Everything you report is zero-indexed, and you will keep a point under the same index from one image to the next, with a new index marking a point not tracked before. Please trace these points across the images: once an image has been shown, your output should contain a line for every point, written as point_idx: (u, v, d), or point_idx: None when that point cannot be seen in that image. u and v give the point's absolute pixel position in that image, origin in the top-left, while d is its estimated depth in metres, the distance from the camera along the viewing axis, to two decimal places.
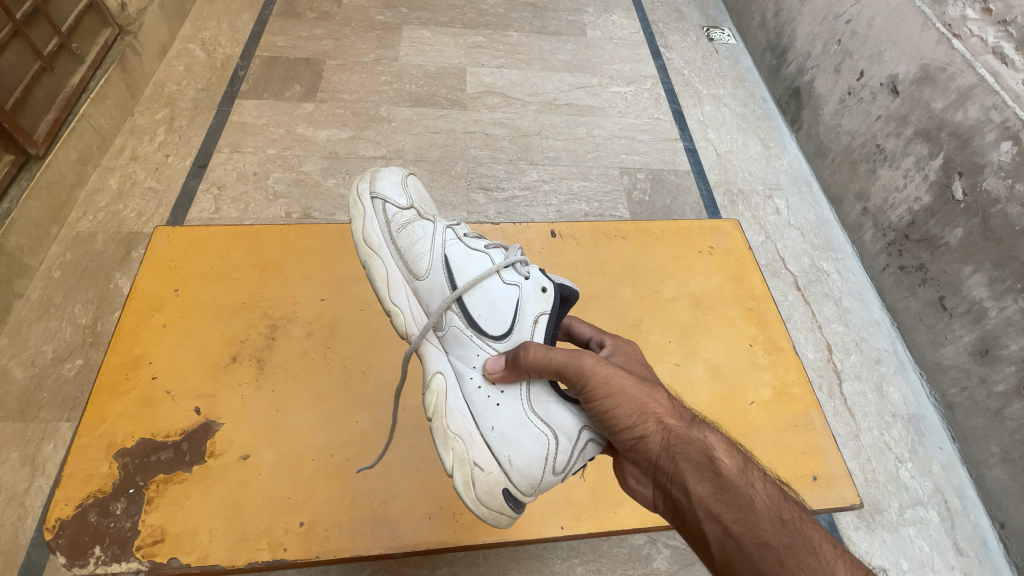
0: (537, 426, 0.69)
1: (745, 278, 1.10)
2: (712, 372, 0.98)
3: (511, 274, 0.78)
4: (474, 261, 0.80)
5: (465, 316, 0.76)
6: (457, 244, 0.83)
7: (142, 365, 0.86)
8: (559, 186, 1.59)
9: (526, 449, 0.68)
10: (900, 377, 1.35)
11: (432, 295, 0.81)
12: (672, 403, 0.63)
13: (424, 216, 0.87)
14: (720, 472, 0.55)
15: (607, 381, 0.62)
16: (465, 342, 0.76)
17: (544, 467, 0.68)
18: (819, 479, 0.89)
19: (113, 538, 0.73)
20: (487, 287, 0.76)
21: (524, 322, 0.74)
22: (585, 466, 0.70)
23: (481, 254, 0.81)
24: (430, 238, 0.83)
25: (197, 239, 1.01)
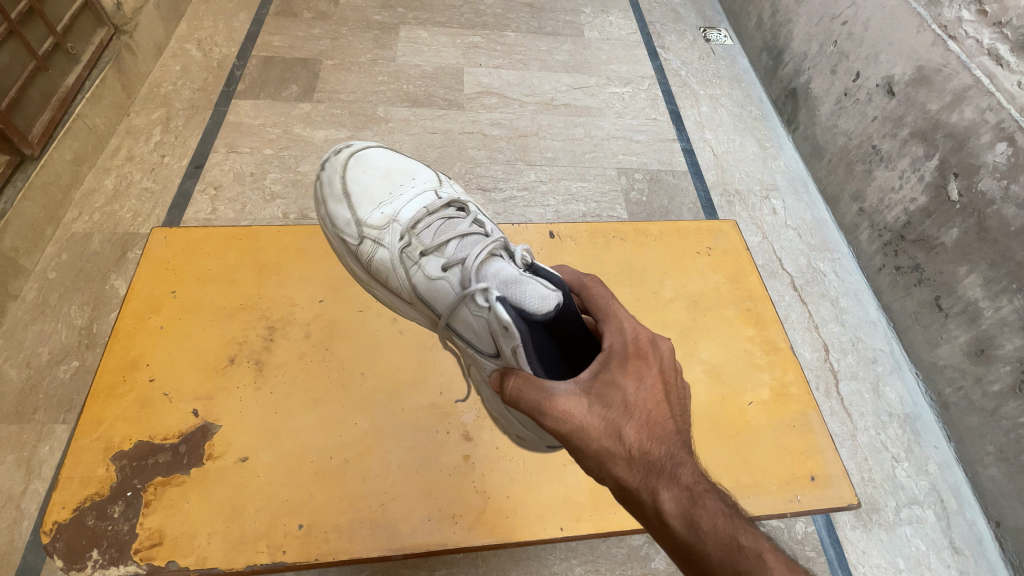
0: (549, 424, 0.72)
1: (742, 279, 1.10)
2: (710, 372, 0.98)
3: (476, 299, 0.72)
4: (440, 288, 0.78)
5: (461, 340, 0.79)
6: (421, 270, 0.81)
7: (139, 367, 0.86)
8: (556, 186, 1.60)
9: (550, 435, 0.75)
10: (896, 376, 1.36)
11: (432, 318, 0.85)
12: (631, 448, 0.58)
13: (378, 239, 0.84)
14: (674, 537, 0.53)
15: (563, 438, 0.61)
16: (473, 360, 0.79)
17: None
18: (816, 479, 0.89)
19: (111, 542, 0.72)
20: (460, 325, 0.75)
21: (505, 353, 0.69)
22: None
23: (441, 283, 0.78)
24: (395, 270, 0.83)
25: (194, 240, 1.00)
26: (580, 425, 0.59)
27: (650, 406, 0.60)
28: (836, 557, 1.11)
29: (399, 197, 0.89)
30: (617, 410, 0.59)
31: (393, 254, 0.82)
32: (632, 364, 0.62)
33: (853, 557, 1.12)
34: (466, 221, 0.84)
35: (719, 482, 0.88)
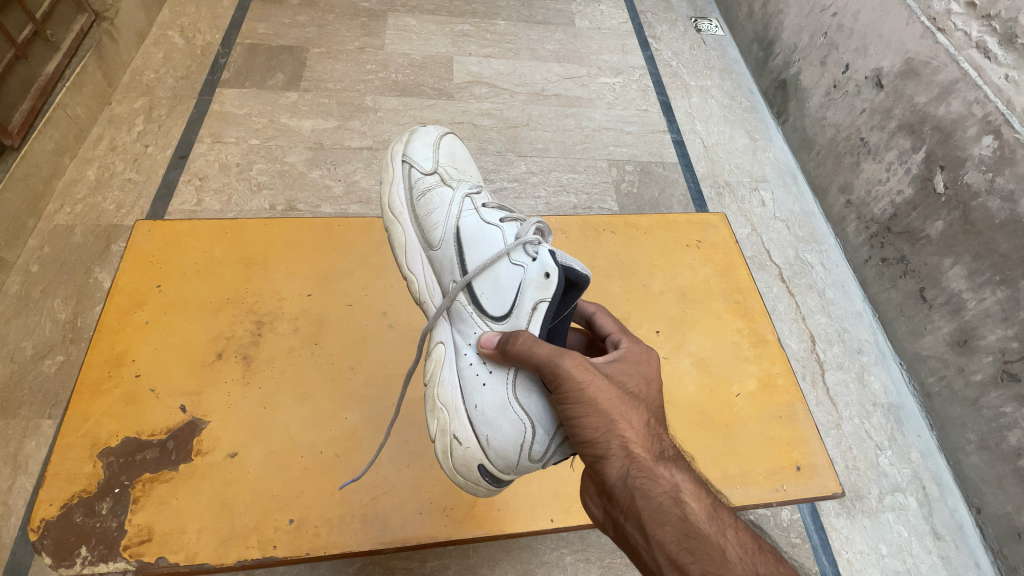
0: (514, 415, 0.68)
1: (731, 272, 1.11)
2: (699, 365, 0.99)
3: (519, 253, 0.74)
4: (484, 233, 0.81)
5: (470, 295, 0.77)
6: (472, 215, 0.83)
7: (125, 363, 0.84)
8: (548, 178, 1.59)
9: (502, 433, 0.69)
10: (881, 366, 1.39)
11: (444, 265, 0.83)
12: (650, 427, 0.59)
13: (447, 183, 0.89)
14: (686, 518, 0.53)
15: (583, 388, 0.59)
16: (465, 318, 0.77)
17: (519, 452, 0.68)
18: (802, 469, 0.90)
19: (99, 538, 0.71)
20: (492, 268, 0.75)
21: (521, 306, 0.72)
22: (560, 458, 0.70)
23: (490, 229, 0.81)
24: (445, 207, 0.85)
25: (179, 234, 0.98)
26: (601, 383, 0.59)
27: (658, 398, 0.64)
28: (820, 544, 1.14)
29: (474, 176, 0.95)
30: (634, 389, 0.62)
31: (455, 194, 0.86)
32: (645, 365, 0.66)
33: (837, 544, 1.14)
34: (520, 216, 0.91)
35: (707, 474, 0.88)
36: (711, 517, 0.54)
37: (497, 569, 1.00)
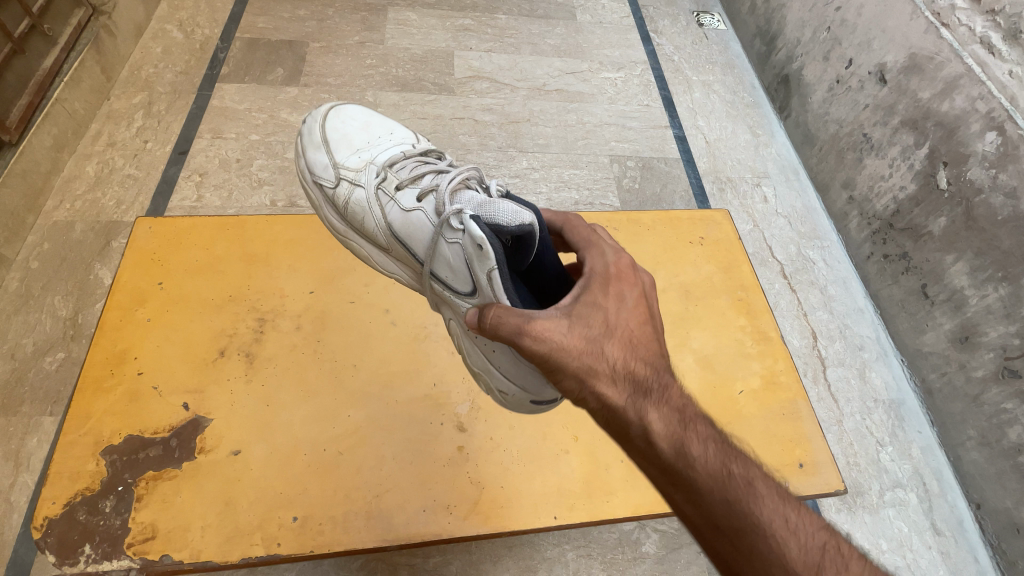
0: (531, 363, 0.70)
1: (734, 269, 1.10)
2: (702, 362, 0.98)
3: (451, 230, 0.73)
4: (418, 222, 0.79)
5: (441, 282, 0.78)
6: (395, 207, 0.81)
7: (128, 361, 0.84)
8: (549, 173, 1.59)
9: (531, 378, 0.72)
10: (882, 363, 1.39)
11: (409, 264, 0.84)
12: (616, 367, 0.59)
13: (356, 182, 0.84)
14: (660, 458, 0.54)
15: (546, 356, 0.61)
16: (449, 299, 0.79)
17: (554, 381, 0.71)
18: (804, 466, 0.90)
19: (103, 536, 0.71)
20: (444, 255, 0.75)
21: (481, 282, 0.70)
22: None
23: (417, 214, 0.79)
24: (372, 212, 0.82)
25: (180, 232, 0.97)
26: (558, 346, 0.60)
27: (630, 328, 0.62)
28: None
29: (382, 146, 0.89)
30: (598, 331, 0.61)
31: (369, 193, 0.82)
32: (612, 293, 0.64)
33: None
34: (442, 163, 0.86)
35: None
36: (683, 449, 0.53)
37: (499, 564, 1.01)
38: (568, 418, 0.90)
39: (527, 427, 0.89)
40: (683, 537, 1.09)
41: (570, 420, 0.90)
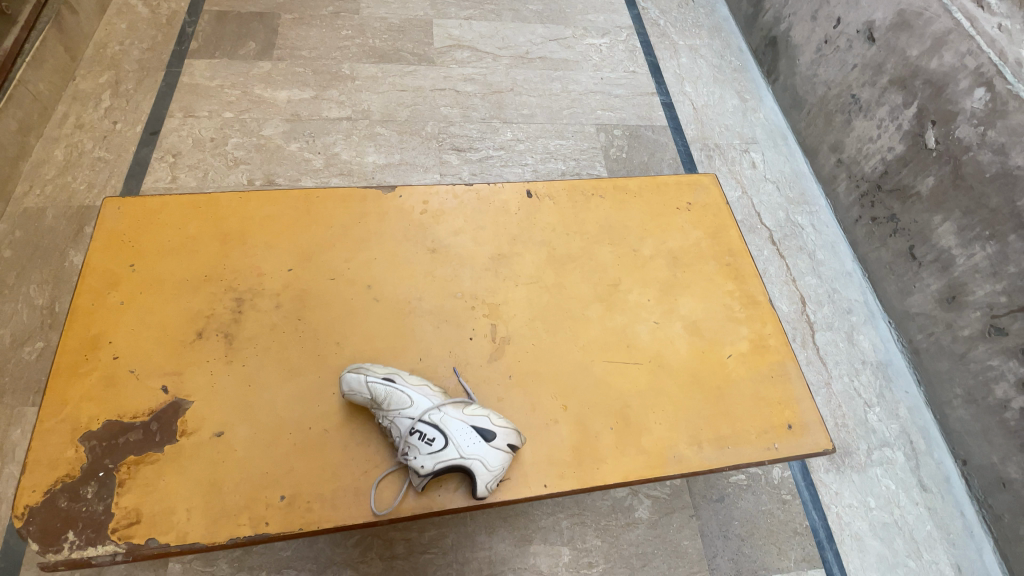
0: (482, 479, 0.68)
1: (723, 233, 0.95)
2: (690, 329, 0.85)
3: (418, 440, 0.68)
4: (421, 454, 0.68)
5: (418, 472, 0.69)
6: (415, 443, 0.68)
7: (102, 346, 0.73)
8: (534, 145, 1.55)
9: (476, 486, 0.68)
10: (870, 325, 1.40)
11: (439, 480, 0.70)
12: None
13: (390, 427, 0.69)
14: None
15: None
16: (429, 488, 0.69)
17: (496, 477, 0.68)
18: (794, 427, 0.78)
19: (86, 522, 0.63)
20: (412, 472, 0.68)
21: (437, 467, 0.68)
22: (512, 438, 0.70)
23: (421, 447, 0.68)
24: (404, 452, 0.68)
25: (151, 210, 0.84)
26: None
27: None
28: (810, 499, 1.17)
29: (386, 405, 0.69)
30: None
31: (399, 443, 0.69)
32: None
33: (826, 499, 1.17)
34: (401, 387, 0.71)
35: (698, 435, 0.77)
36: None
37: (494, 535, 1.05)
38: (556, 385, 0.78)
39: (516, 397, 0.76)
40: (674, 502, 1.12)
41: (559, 387, 0.78)
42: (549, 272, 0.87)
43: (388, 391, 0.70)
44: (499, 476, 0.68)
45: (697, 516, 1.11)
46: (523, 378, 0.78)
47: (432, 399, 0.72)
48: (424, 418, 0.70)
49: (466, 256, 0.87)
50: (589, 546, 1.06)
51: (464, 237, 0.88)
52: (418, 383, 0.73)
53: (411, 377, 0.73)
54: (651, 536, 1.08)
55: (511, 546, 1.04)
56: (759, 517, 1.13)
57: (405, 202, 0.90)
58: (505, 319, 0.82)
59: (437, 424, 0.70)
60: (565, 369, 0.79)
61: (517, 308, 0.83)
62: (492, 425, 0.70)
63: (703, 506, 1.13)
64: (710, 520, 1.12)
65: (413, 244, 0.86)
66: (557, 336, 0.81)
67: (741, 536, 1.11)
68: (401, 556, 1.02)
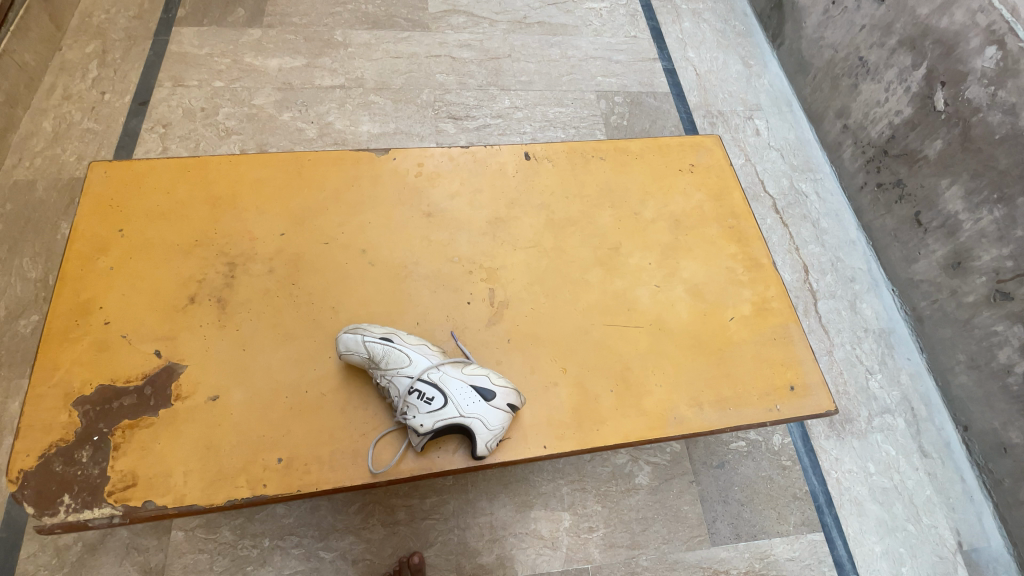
0: (482, 439, 0.67)
1: (726, 195, 0.92)
2: (692, 292, 0.83)
3: (417, 399, 0.67)
4: (420, 414, 0.67)
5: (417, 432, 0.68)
6: (414, 402, 0.67)
7: (93, 311, 0.71)
8: (533, 112, 1.52)
9: (475, 447, 0.67)
10: (873, 293, 1.38)
11: (438, 441, 0.69)
12: None
13: (390, 385, 0.68)
14: None
15: None
16: (428, 449, 0.68)
17: (496, 437, 0.67)
18: (796, 388, 0.77)
19: (82, 485, 0.62)
20: (410, 433, 0.67)
21: (436, 427, 0.67)
22: (513, 398, 0.69)
23: (420, 406, 0.67)
24: (403, 411, 0.67)
25: (139, 174, 0.82)
26: None
27: None
28: (810, 465, 1.17)
29: (385, 364, 0.69)
30: None
31: (398, 402, 0.68)
32: None
33: (826, 464, 1.17)
34: (401, 346, 0.70)
35: (699, 396, 0.76)
36: None
37: (495, 501, 1.05)
38: (555, 348, 0.76)
39: (514, 360, 0.75)
40: (674, 468, 1.12)
41: (558, 350, 0.76)
42: (547, 235, 0.85)
43: (386, 350, 0.69)
44: (499, 435, 0.68)
45: (697, 482, 1.12)
46: (522, 341, 0.77)
47: (432, 358, 0.70)
48: (424, 377, 0.68)
49: (462, 220, 0.85)
50: (589, 511, 1.06)
51: (460, 200, 0.86)
52: (418, 343, 0.71)
53: (411, 336, 0.72)
54: (651, 502, 1.09)
55: (512, 512, 1.05)
56: (758, 482, 1.14)
57: (399, 165, 0.87)
58: (503, 284, 0.80)
59: (436, 383, 0.69)
60: (565, 333, 0.78)
61: (515, 272, 0.81)
62: (492, 384, 0.69)
63: (703, 472, 1.13)
64: (710, 485, 1.12)
65: (408, 207, 0.84)
66: (556, 301, 0.80)
67: (740, 501, 1.12)
68: (403, 522, 1.02)
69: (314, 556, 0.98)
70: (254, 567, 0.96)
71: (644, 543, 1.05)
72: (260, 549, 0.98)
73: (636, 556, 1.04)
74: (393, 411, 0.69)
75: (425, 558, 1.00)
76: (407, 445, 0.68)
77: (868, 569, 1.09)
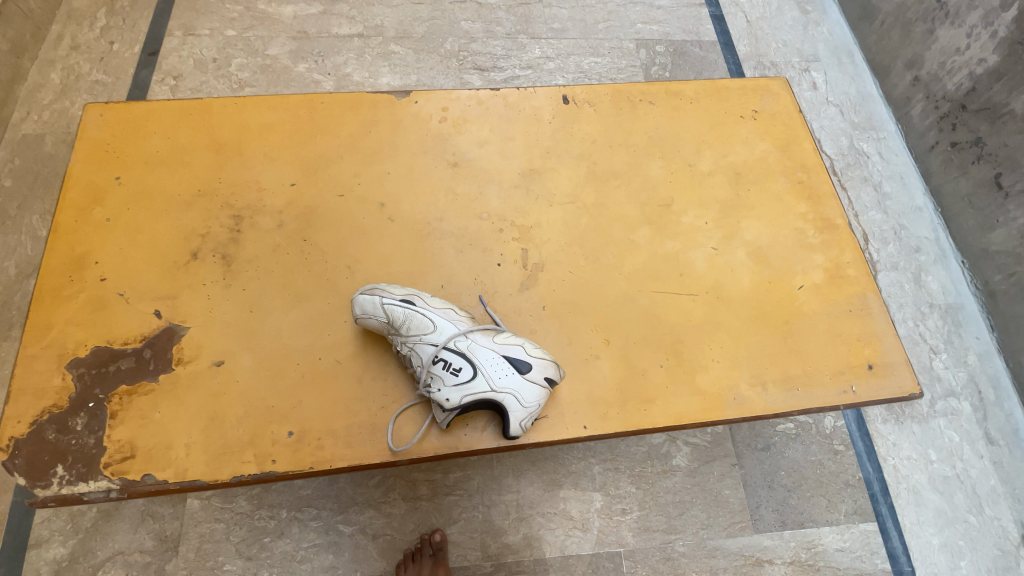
0: (515, 417, 0.59)
1: (795, 147, 0.79)
2: (756, 256, 0.72)
3: (442, 370, 0.60)
4: (445, 387, 0.59)
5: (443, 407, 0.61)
6: (440, 372, 0.60)
7: (87, 266, 0.65)
8: (566, 63, 1.39)
9: (508, 425, 0.59)
10: (940, 265, 1.25)
11: (466, 419, 0.62)
12: None
13: (412, 353, 0.61)
14: None
15: None
16: (454, 426, 0.61)
17: (531, 414, 0.59)
18: (875, 368, 0.67)
19: (76, 456, 0.57)
20: (435, 410, 0.60)
21: (464, 402, 0.59)
22: (552, 370, 0.60)
23: (446, 377, 0.59)
24: (427, 382, 0.60)
25: (137, 116, 0.74)
26: None
27: None
28: (865, 450, 1.07)
29: (408, 330, 0.61)
30: None
31: (421, 372, 0.60)
32: None
33: (883, 450, 1.07)
34: (424, 309, 0.62)
35: (762, 374, 0.66)
36: None
37: (522, 478, 0.99)
38: (596, 317, 0.67)
39: (551, 330, 0.67)
40: (715, 450, 1.04)
41: (600, 319, 0.67)
42: (588, 191, 0.75)
43: (407, 314, 0.61)
44: (535, 413, 0.60)
45: (739, 465, 1.03)
46: (560, 309, 0.68)
47: (460, 325, 0.62)
48: (450, 346, 0.61)
49: (492, 171, 0.75)
50: (622, 492, 0.99)
51: (490, 149, 0.76)
52: (443, 306, 0.63)
53: (436, 300, 0.64)
54: (689, 485, 1.01)
55: (539, 491, 0.98)
56: (807, 467, 1.05)
57: (421, 109, 0.77)
58: (538, 244, 0.71)
59: (464, 353, 0.61)
60: (607, 301, 0.68)
61: (551, 231, 0.72)
62: (527, 355, 0.61)
63: (746, 454, 1.04)
64: (754, 469, 1.04)
65: (432, 156, 0.75)
66: (598, 265, 0.70)
67: (787, 487, 1.03)
68: (425, 497, 0.97)
69: (333, 529, 0.94)
70: (271, 538, 0.93)
71: (681, 527, 0.98)
72: (278, 521, 0.94)
73: (673, 541, 0.97)
74: (416, 384, 0.61)
75: (449, 536, 0.95)
76: (431, 421, 0.61)
77: (924, 562, 1.00)
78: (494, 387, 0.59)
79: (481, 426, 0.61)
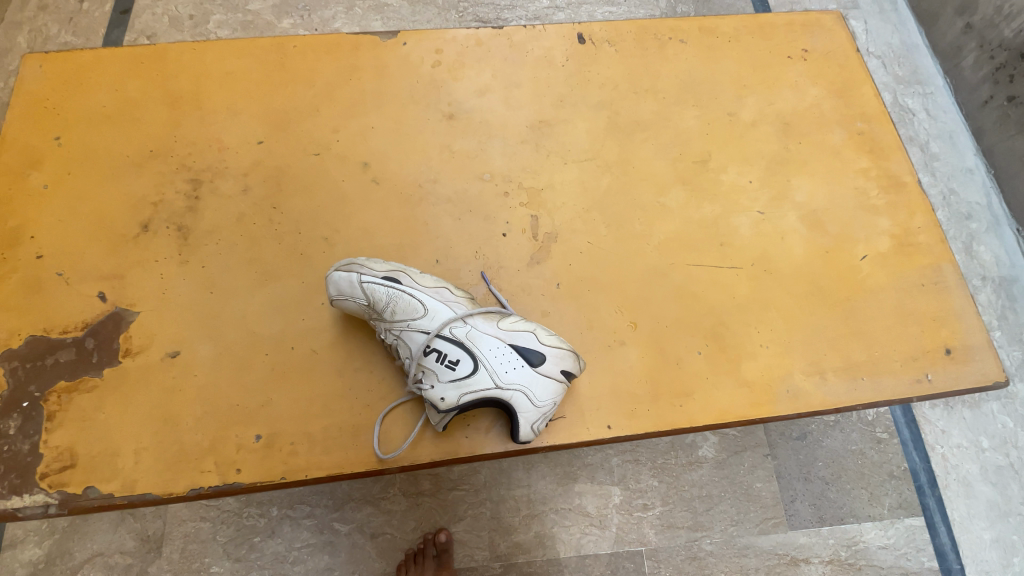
0: (526, 419, 0.50)
1: (853, 92, 0.67)
2: (809, 221, 0.61)
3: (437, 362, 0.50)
4: (439, 384, 0.50)
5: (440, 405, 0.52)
6: (434, 365, 0.50)
7: (21, 241, 0.55)
8: (577, 13, 1.25)
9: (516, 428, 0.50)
10: (993, 234, 1.09)
11: (467, 420, 0.52)
12: None
13: (401, 342, 0.52)
14: None
15: None
16: (453, 428, 0.52)
17: (544, 415, 0.50)
18: (953, 352, 0.57)
19: (9, 465, 0.49)
20: (429, 410, 0.51)
21: (462, 401, 0.50)
22: (569, 363, 0.50)
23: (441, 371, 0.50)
24: (418, 377, 0.50)
25: (78, 64, 0.63)
26: None
27: None
28: (910, 438, 0.96)
29: (395, 315, 0.52)
30: None
31: (411, 365, 0.51)
32: None
33: (930, 439, 0.96)
34: (413, 290, 0.52)
35: (820, 360, 0.56)
36: None
37: (533, 472, 0.90)
38: (620, 295, 0.57)
39: (566, 311, 0.56)
40: (745, 440, 0.94)
41: (625, 298, 0.57)
42: (609, 146, 0.63)
43: (391, 295, 0.52)
44: (549, 412, 0.50)
45: (772, 456, 0.94)
46: (577, 287, 0.57)
47: (457, 309, 0.52)
48: (446, 334, 0.52)
49: (496, 125, 0.63)
50: (643, 486, 0.90)
51: (492, 99, 0.65)
52: (437, 287, 0.53)
53: (429, 279, 0.54)
54: (718, 478, 0.92)
55: (552, 485, 0.90)
56: (848, 458, 0.95)
57: (410, 52, 0.65)
58: (551, 210, 0.60)
59: (462, 342, 0.52)
60: (633, 277, 0.58)
61: (566, 195, 0.61)
62: (538, 344, 0.51)
63: (780, 445, 0.95)
64: (789, 460, 0.94)
65: (424, 108, 0.64)
66: (622, 234, 0.60)
67: (825, 479, 0.94)
68: (427, 493, 0.89)
69: (328, 528, 0.86)
70: (261, 538, 0.85)
71: (708, 524, 0.89)
72: (268, 519, 0.86)
73: (699, 539, 0.89)
74: (406, 378, 0.52)
75: (454, 535, 0.87)
76: (426, 421, 0.51)
77: (974, 559, 0.90)
78: (499, 383, 0.50)
79: (486, 426, 0.52)
